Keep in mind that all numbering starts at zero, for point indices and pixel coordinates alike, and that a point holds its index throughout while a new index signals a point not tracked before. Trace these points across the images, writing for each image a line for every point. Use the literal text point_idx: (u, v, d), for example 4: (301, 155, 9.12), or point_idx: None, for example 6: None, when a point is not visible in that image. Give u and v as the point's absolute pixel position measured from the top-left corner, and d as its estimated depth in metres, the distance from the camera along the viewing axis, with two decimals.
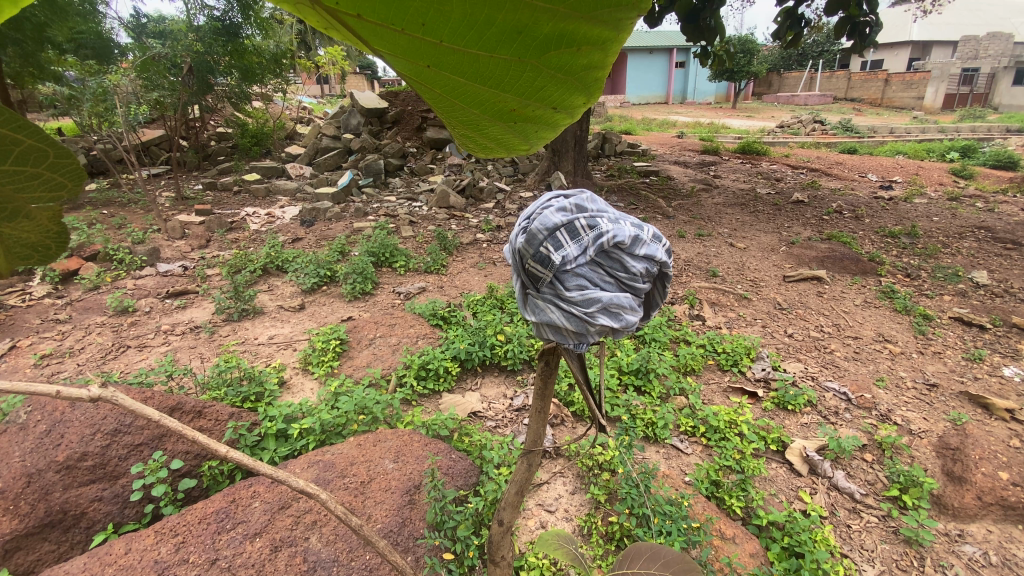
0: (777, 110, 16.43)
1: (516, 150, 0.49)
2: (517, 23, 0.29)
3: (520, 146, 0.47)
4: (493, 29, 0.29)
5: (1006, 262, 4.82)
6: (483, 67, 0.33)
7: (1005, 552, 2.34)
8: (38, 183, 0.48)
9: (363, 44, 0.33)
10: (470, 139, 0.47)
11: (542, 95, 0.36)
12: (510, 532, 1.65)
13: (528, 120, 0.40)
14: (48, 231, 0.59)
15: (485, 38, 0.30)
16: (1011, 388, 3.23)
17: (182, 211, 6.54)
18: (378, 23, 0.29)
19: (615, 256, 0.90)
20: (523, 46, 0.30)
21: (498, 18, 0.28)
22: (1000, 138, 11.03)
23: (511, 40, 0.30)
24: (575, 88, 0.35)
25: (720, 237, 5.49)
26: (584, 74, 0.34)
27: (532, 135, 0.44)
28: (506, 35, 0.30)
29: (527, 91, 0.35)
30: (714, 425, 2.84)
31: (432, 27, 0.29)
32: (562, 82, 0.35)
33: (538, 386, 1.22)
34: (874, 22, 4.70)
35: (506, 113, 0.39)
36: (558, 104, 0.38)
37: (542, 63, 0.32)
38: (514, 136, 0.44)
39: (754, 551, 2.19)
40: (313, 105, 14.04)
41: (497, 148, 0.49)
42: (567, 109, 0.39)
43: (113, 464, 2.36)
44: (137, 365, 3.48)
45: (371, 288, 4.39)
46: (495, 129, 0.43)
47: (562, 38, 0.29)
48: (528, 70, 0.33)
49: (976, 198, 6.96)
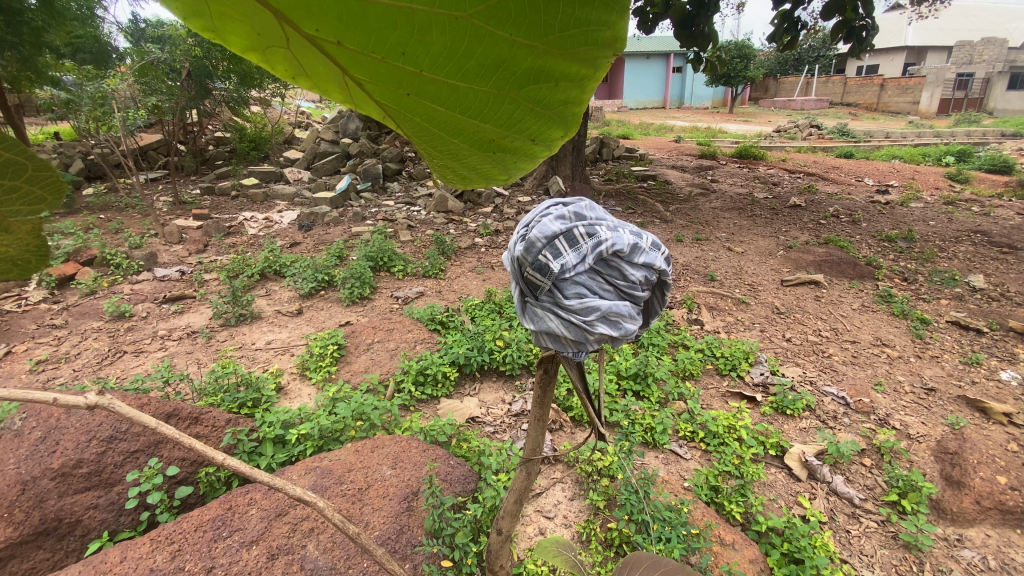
0: (773, 115, 16.55)
1: (496, 184, 0.47)
2: (496, 57, 0.29)
3: (499, 177, 0.45)
4: (472, 63, 0.30)
5: (1002, 266, 4.84)
6: (462, 98, 0.33)
7: (1004, 556, 2.34)
8: (15, 197, 0.48)
9: (344, 74, 0.33)
10: (449, 168, 0.45)
11: (521, 126, 0.35)
12: (509, 541, 1.65)
13: (507, 152, 0.39)
14: (26, 244, 0.58)
15: (465, 69, 0.30)
16: (1009, 392, 3.24)
17: (180, 216, 6.53)
18: (359, 47, 0.30)
19: (614, 264, 0.90)
20: (501, 79, 0.31)
21: (476, 52, 0.29)
22: (995, 142, 11.11)
23: (491, 73, 0.30)
24: (553, 121, 0.35)
25: (717, 242, 5.50)
26: (563, 108, 0.34)
27: (511, 166, 0.42)
28: (485, 68, 0.30)
29: (508, 122, 0.35)
30: (714, 430, 2.84)
31: (412, 56, 0.30)
32: (541, 115, 0.34)
33: (536, 394, 1.21)
34: (870, 26, 4.72)
35: (485, 143, 0.38)
36: (537, 137, 0.37)
37: (521, 97, 0.32)
38: (492, 167, 0.42)
39: (754, 557, 2.18)
40: (311, 111, 14.06)
41: (478, 180, 0.46)
42: (546, 142, 0.38)
43: (108, 471, 2.34)
44: (133, 371, 3.47)
45: (368, 293, 4.37)
46: (473, 160, 0.41)
47: (541, 72, 0.30)
48: (505, 102, 0.33)
49: (972, 202, 7.00)
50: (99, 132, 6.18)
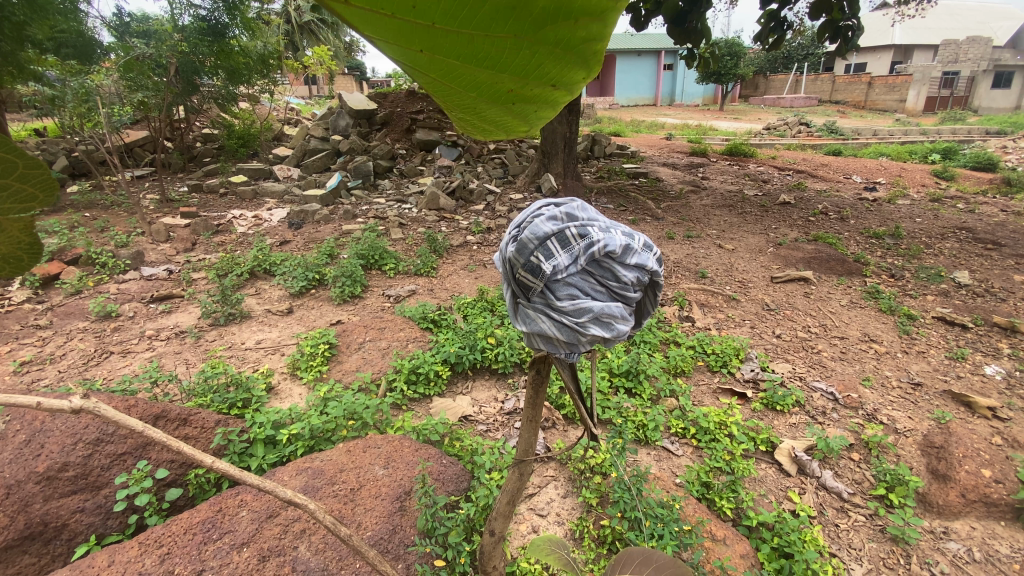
0: (763, 113, 16.74)
1: (514, 132, 0.47)
2: (509, 1, 0.26)
3: (518, 130, 0.45)
4: (486, 7, 0.27)
5: (986, 262, 4.93)
6: (477, 47, 0.31)
7: (988, 548, 2.38)
8: (5, 195, 0.47)
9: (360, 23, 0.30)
10: (465, 122, 0.44)
11: (540, 73, 0.34)
12: (502, 541, 1.65)
13: (526, 100, 0.38)
14: (18, 241, 0.57)
15: (478, 17, 0.27)
16: (993, 386, 3.30)
17: (168, 214, 6.45)
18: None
19: (606, 265, 0.90)
20: (518, 24, 0.28)
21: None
22: (980, 140, 11.33)
23: (507, 17, 0.28)
24: (573, 63, 0.34)
25: (708, 239, 5.53)
26: (582, 47, 0.32)
27: (532, 116, 0.42)
28: (500, 14, 0.27)
29: (525, 69, 0.33)
30: (705, 426, 2.85)
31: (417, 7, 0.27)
32: (560, 59, 0.33)
33: (529, 395, 1.21)
34: (856, 26, 4.75)
35: (503, 93, 0.37)
36: (558, 82, 0.36)
37: (538, 40, 0.30)
38: (510, 118, 0.42)
39: (744, 552, 2.21)
40: (301, 107, 13.96)
41: (494, 132, 0.47)
42: (567, 88, 0.37)
43: (95, 474, 2.31)
44: (120, 372, 3.42)
45: (360, 291, 4.34)
46: (492, 111, 0.41)
47: (559, 13, 0.28)
48: (523, 48, 0.31)
49: (957, 199, 7.11)
50: (83, 129, 6.09)
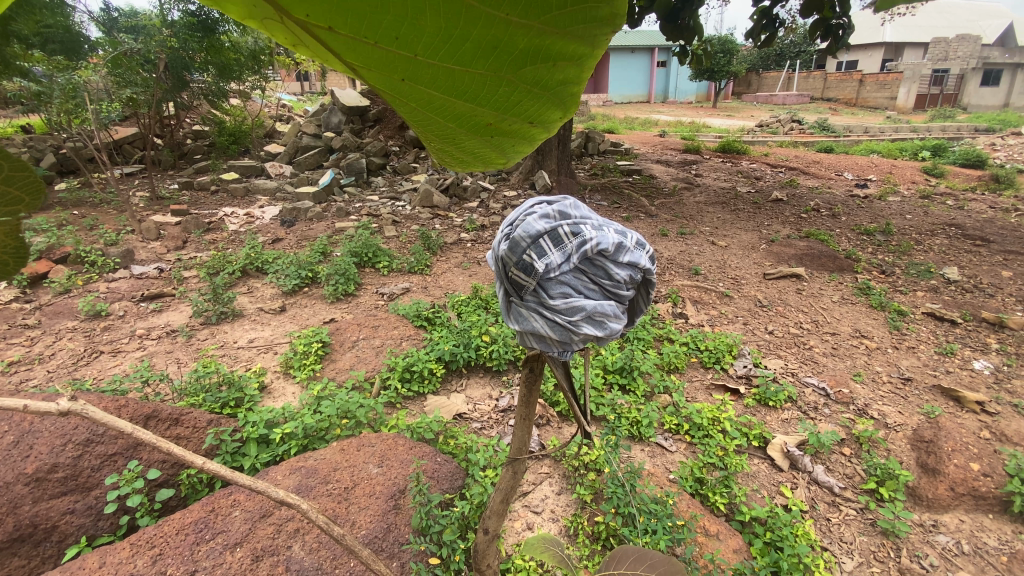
0: (755, 110, 16.82)
1: (494, 164, 0.49)
2: (492, 39, 0.29)
3: (498, 160, 0.48)
4: (468, 44, 0.30)
5: (975, 259, 4.98)
6: (460, 80, 0.33)
7: (977, 540, 2.41)
8: None
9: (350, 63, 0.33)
10: (447, 151, 0.47)
11: (520, 109, 0.36)
12: (496, 540, 1.65)
13: (506, 134, 0.40)
14: (4, 246, 0.56)
15: (461, 51, 0.30)
16: (981, 381, 3.34)
17: (158, 212, 6.38)
18: (359, 34, 0.29)
19: (599, 263, 0.90)
20: (500, 60, 0.30)
21: (472, 33, 0.29)
22: (969, 137, 11.44)
23: (487, 54, 0.30)
24: (552, 103, 0.36)
25: (702, 236, 5.55)
26: (560, 90, 0.34)
27: (510, 148, 0.44)
28: (481, 51, 0.30)
29: (505, 105, 0.35)
30: (698, 422, 2.87)
31: (406, 40, 0.29)
32: (539, 98, 0.35)
33: (522, 394, 1.21)
34: (847, 24, 4.76)
35: (482, 126, 0.39)
36: (536, 119, 0.38)
37: (518, 79, 0.32)
38: (490, 150, 0.44)
39: (737, 547, 2.23)
40: (293, 104, 13.84)
41: (474, 162, 0.49)
42: (544, 125, 0.39)
43: (85, 475, 2.28)
44: (110, 372, 3.39)
45: (353, 289, 4.32)
46: (473, 143, 0.43)
47: (538, 53, 0.30)
48: (503, 85, 0.33)
49: (947, 196, 7.18)
50: (71, 125, 6.01)
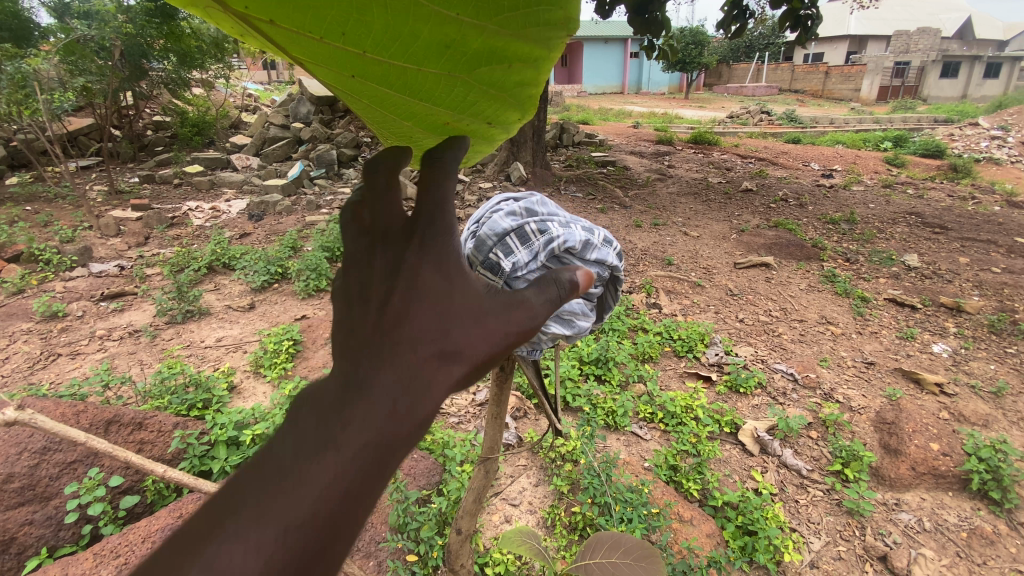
0: (726, 102, 17.09)
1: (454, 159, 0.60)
2: (445, 39, 0.40)
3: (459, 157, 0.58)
4: (419, 43, 0.41)
5: (934, 246, 5.18)
6: (415, 79, 0.45)
7: (937, 518, 2.52)
8: None
9: (344, 76, 0.46)
10: (407, 143, 0.58)
11: (475, 107, 0.47)
12: (471, 538, 1.58)
13: (465, 130, 0.52)
14: None
15: (411, 49, 0.41)
16: (940, 364, 3.49)
17: (117, 207, 6.11)
18: (342, 44, 0.41)
19: (567, 260, 0.89)
20: (452, 60, 0.42)
21: (422, 32, 0.39)
22: (928, 128, 11.87)
23: (439, 55, 0.41)
24: (508, 101, 0.46)
25: (674, 226, 5.62)
26: (517, 89, 0.45)
27: (471, 145, 0.55)
28: (435, 50, 0.41)
29: (459, 103, 0.47)
30: (672, 410, 2.91)
31: (353, 36, 0.41)
32: (495, 94, 0.46)
33: (492, 393, 1.20)
34: (815, 15, 4.87)
35: (441, 122, 0.51)
36: (493, 117, 0.49)
37: (474, 77, 0.43)
38: (453, 147, 0.56)
39: (710, 532, 2.28)
40: (259, 94, 13.41)
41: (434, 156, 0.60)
42: (502, 123, 0.50)
43: (43, 485, 2.20)
44: (69, 375, 3.25)
45: (325, 285, 4.21)
46: (433, 138, 0.55)
47: (494, 51, 0.40)
48: (458, 83, 0.44)
49: (907, 185, 7.44)
50: (19, 116, 5.70)
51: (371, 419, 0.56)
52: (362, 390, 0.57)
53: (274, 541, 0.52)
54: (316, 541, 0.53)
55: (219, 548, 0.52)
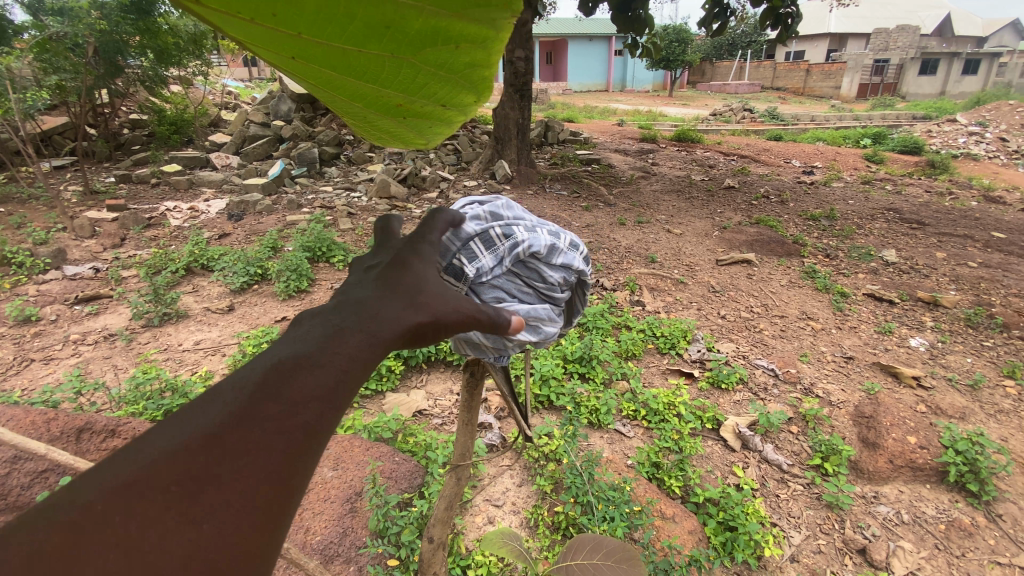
0: (709, 99, 17.24)
1: (416, 142, 0.59)
2: (383, 21, 0.37)
3: (419, 138, 0.57)
4: (356, 24, 0.38)
5: (911, 241, 5.28)
6: (358, 62, 0.42)
7: (914, 510, 2.57)
8: None
9: (283, 58, 0.44)
10: (366, 126, 0.56)
11: (426, 91, 0.45)
12: (444, 547, 1.55)
13: (419, 114, 0.50)
14: None
15: (349, 32, 0.38)
16: (917, 357, 3.56)
17: (93, 208, 5.97)
18: (274, 26, 0.39)
19: (531, 265, 0.88)
20: (394, 42, 0.39)
21: (357, 15, 0.37)
22: (906, 125, 12.10)
23: (379, 38, 0.39)
24: (461, 84, 0.44)
25: (658, 224, 5.65)
26: (467, 71, 0.43)
27: (429, 128, 0.53)
28: (374, 33, 0.38)
29: (409, 87, 0.45)
30: (654, 407, 2.93)
31: (285, 18, 0.38)
32: (446, 78, 0.44)
33: (462, 400, 1.19)
34: (795, 13, 4.91)
35: (394, 107, 0.49)
36: (446, 101, 0.47)
37: (419, 60, 0.41)
38: (410, 128, 0.53)
39: (692, 528, 2.30)
40: (240, 91, 13.19)
41: (395, 138, 0.58)
42: (457, 106, 0.48)
43: (14, 495, 2.13)
44: (42, 381, 3.17)
45: (306, 286, 4.15)
46: (390, 122, 0.53)
47: (437, 33, 0.38)
48: (404, 65, 0.42)
49: (885, 181, 7.57)
50: None
51: (391, 307, 0.58)
52: (378, 291, 0.60)
53: (311, 394, 0.51)
54: (342, 394, 0.52)
55: (254, 395, 0.49)
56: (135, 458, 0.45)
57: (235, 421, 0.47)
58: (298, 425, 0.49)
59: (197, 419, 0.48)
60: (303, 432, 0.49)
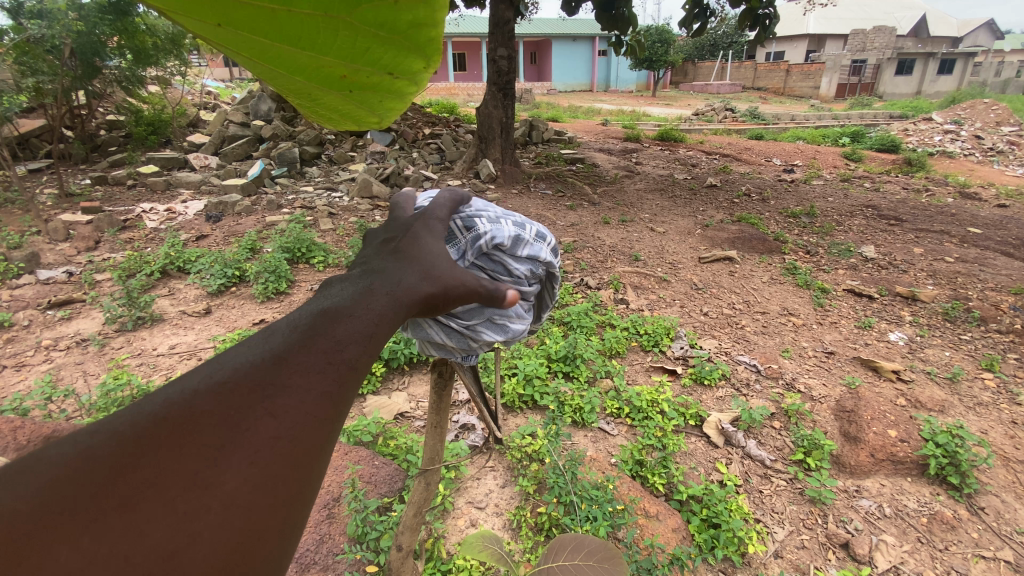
0: (693, 100, 17.39)
1: (370, 124, 0.56)
2: None
3: (372, 118, 0.54)
4: None
5: (889, 237, 5.37)
6: (290, 22, 0.40)
7: (897, 503, 2.59)
8: None
9: (213, 28, 0.42)
10: (317, 107, 0.54)
11: (368, 56, 0.43)
12: (411, 556, 1.52)
13: (366, 87, 0.47)
14: None
15: None
16: (896, 351, 3.61)
17: (66, 210, 5.80)
18: None
19: (496, 258, 0.86)
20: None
21: None
22: (884, 125, 12.33)
23: None
24: (407, 47, 0.41)
25: (642, 222, 5.67)
26: (412, 31, 0.40)
27: (379, 105, 0.50)
28: None
29: (349, 52, 0.42)
30: (638, 405, 2.92)
31: None
32: (388, 40, 0.41)
33: (430, 402, 1.16)
34: (772, 14, 4.97)
35: (337, 78, 0.46)
36: (393, 71, 0.44)
37: (356, 18, 0.39)
38: (360, 106, 0.51)
39: (676, 526, 2.29)
40: (220, 92, 12.97)
41: (348, 119, 0.56)
42: (406, 78, 0.45)
43: None
44: (11, 389, 3.06)
45: (285, 288, 4.07)
46: (339, 100, 0.50)
47: None
48: (339, 26, 0.39)
49: (864, 178, 7.69)
50: None
51: (410, 273, 0.62)
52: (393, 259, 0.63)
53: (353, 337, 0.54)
54: (376, 343, 0.55)
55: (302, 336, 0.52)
56: (201, 378, 0.47)
57: (291, 351, 0.50)
58: (341, 361, 0.52)
59: (256, 350, 0.50)
60: (347, 367, 0.52)
